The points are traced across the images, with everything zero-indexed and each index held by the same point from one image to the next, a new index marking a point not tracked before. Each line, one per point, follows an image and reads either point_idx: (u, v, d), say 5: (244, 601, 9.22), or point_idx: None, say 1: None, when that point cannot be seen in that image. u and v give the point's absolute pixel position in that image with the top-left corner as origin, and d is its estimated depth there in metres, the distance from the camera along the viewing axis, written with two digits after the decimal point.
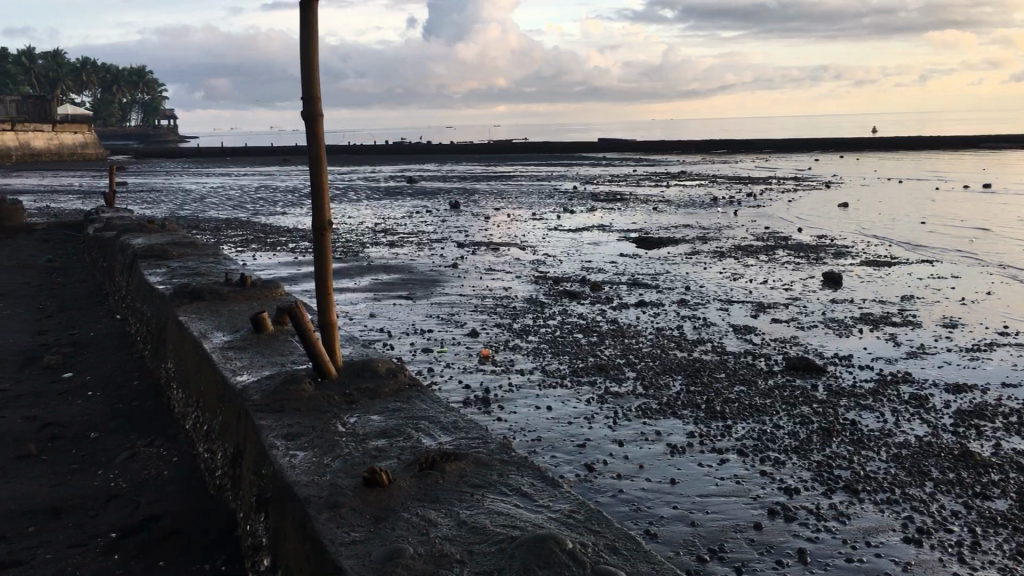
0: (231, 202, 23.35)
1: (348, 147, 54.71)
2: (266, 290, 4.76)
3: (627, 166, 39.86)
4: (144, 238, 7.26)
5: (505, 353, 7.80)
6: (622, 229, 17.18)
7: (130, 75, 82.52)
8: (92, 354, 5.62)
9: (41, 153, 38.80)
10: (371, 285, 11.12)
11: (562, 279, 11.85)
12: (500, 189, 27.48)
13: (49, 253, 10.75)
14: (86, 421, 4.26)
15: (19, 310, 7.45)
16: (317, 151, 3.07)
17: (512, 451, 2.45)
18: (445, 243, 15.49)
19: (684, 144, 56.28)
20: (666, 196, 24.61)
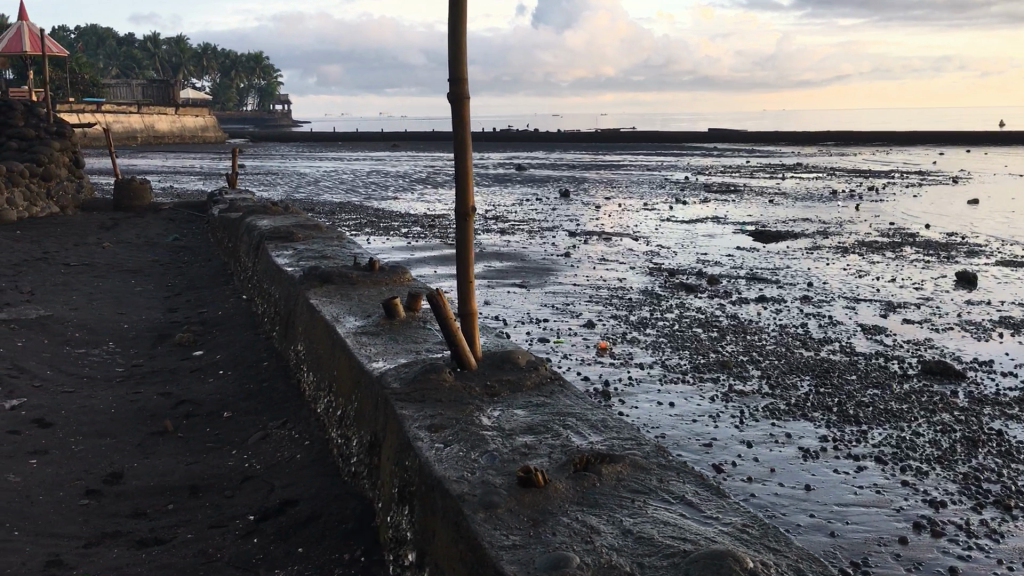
0: (344, 186, 23.77)
1: (457, 134, 55.13)
2: (395, 275, 4.71)
3: (739, 157, 38.98)
4: (269, 220, 7.36)
5: (623, 345, 7.62)
6: (737, 221, 16.75)
7: (249, 60, 85.02)
8: (221, 333, 5.71)
9: (165, 135, 40.30)
10: (484, 272, 11.08)
11: (677, 271, 11.58)
12: (609, 178, 27.23)
13: (175, 232, 11.07)
14: (219, 400, 4.31)
15: (149, 286, 7.66)
16: (463, 134, 2.93)
17: (670, 455, 2.30)
18: (555, 231, 15.37)
19: (799, 136, 54.73)
20: (780, 188, 23.92)
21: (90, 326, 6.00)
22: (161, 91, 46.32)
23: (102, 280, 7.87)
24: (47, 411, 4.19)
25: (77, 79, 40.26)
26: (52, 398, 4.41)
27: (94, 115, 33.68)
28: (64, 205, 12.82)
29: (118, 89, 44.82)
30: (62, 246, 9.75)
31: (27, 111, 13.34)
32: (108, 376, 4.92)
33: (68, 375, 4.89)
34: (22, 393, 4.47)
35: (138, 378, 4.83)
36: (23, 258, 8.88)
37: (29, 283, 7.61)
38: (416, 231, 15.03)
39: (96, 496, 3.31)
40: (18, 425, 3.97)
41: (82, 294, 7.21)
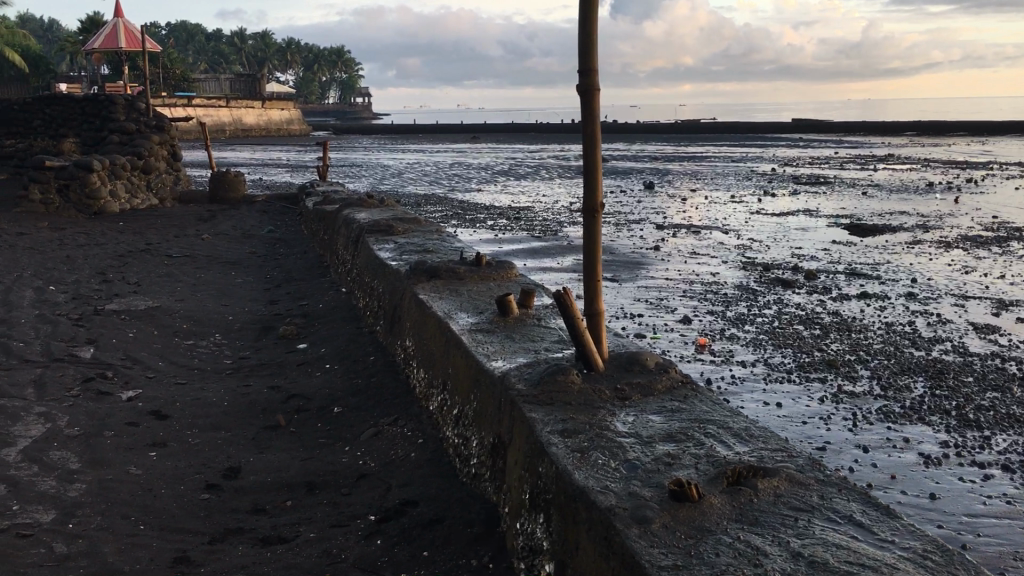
0: (428, 178, 23.87)
1: (536, 126, 55.03)
2: (502, 270, 4.64)
3: (827, 149, 38.00)
4: (367, 213, 7.38)
5: (722, 341, 7.44)
6: (830, 214, 16.30)
7: (331, 54, 86.22)
8: (323, 326, 5.73)
9: (252, 127, 41.10)
10: (574, 266, 10.97)
11: (772, 265, 11.29)
12: (693, 170, 26.82)
13: (269, 224, 11.22)
14: (328, 394, 4.30)
15: (249, 278, 7.76)
16: (592, 127, 2.82)
17: (826, 470, 2.18)
18: (643, 224, 15.16)
19: (888, 126, 53.21)
20: (873, 180, 23.21)
21: (196, 317, 6.08)
22: (248, 84, 47.24)
23: (203, 272, 8.00)
24: (162, 403, 4.24)
25: (168, 74, 41.31)
26: (166, 390, 4.47)
27: (185, 109, 34.52)
28: (163, 197, 13.12)
29: (207, 82, 45.83)
30: (162, 237, 9.96)
31: (127, 105, 13.69)
32: (218, 368, 4.96)
33: (179, 367, 4.95)
34: (137, 384, 4.54)
35: (248, 371, 4.86)
36: (127, 248, 9.09)
37: (135, 274, 7.77)
38: (503, 223, 15.00)
39: (217, 491, 3.32)
40: (137, 417, 4.01)
41: (185, 285, 7.33)
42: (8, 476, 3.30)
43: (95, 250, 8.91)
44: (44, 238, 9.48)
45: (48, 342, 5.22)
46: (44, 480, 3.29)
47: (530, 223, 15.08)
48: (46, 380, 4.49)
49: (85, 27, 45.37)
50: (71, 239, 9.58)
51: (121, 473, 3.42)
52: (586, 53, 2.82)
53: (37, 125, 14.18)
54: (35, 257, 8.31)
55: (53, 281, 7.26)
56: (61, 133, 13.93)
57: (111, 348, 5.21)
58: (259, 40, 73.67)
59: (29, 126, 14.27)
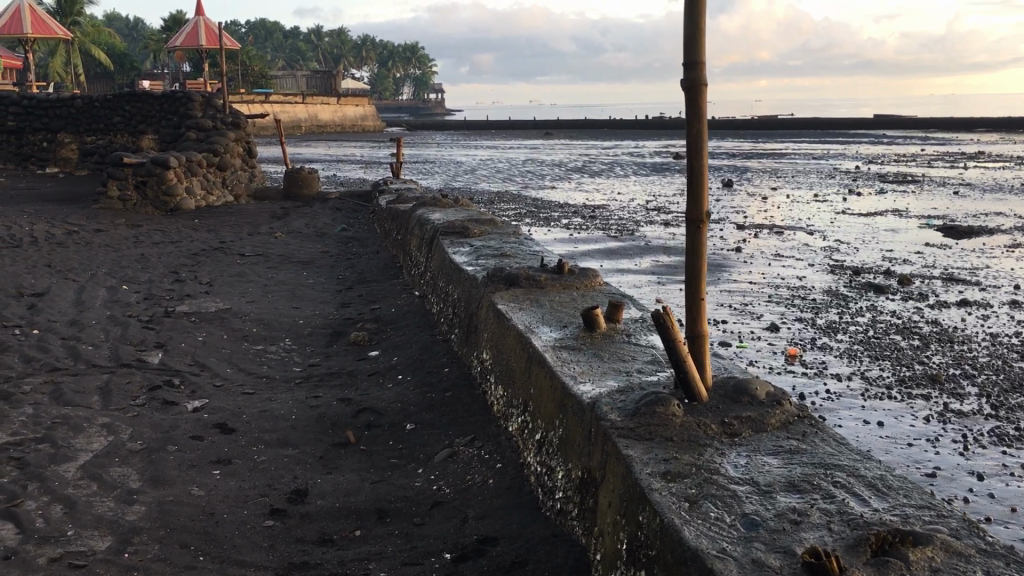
0: (501, 175, 23.65)
1: (610, 122, 54.51)
2: (586, 278, 4.34)
3: (912, 146, 36.76)
4: (442, 213, 7.15)
5: (813, 352, 7.03)
6: (921, 215, 15.61)
7: (405, 50, 86.86)
8: (396, 333, 5.50)
9: (327, 123, 41.52)
10: (652, 267, 10.61)
11: (862, 269, 10.75)
12: (773, 168, 26.11)
13: (342, 223, 11.12)
14: (401, 409, 4.05)
15: (321, 279, 7.60)
16: (700, 124, 2.50)
17: (989, 537, 1.83)
18: (723, 224, 14.69)
19: (977, 121, 51.29)
20: (964, 179, 22.26)
21: (267, 321, 5.93)
22: (324, 81, 47.79)
23: (276, 272, 7.88)
24: (228, 415, 4.06)
25: (247, 71, 42.02)
26: (233, 401, 4.29)
27: (263, 105, 35.02)
28: (238, 194, 13.13)
29: (283, 79, 46.50)
30: (237, 235, 9.92)
31: (205, 101, 13.76)
32: (286, 376, 4.77)
33: (248, 375, 4.78)
34: (204, 394, 4.37)
35: (317, 380, 4.66)
36: (202, 246, 9.06)
37: (207, 273, 7.70)
38: (578, 222, 14.71)
39: (282, 517, 3.10)
40: (202, 431, 3.84)
41: (257, 286, 7.21)
42: (65, 496, 3.13)
43: (170, 247, 8.89)
44: (121, 235, 9.52)
45: (117, 347, 5.12)
46: (102, 501, 3.12)
47: (605, 222, 14.75)
48: (112, 388, 4.36)
49: (167, 25, 46.45)
50: (147, 236, 9.59)
51: (182, 494, 3.23)
52: (695, 42, 2.51)
53: (118, 122, 14.36)
54: (111, 255, 8.31)
55: (127, 280, 7.21)
56: (140, 130, 14.09)
57: (179, 354, 5.07)
58: (335, 37, 74.60)
59: (109, 123, 14.46)
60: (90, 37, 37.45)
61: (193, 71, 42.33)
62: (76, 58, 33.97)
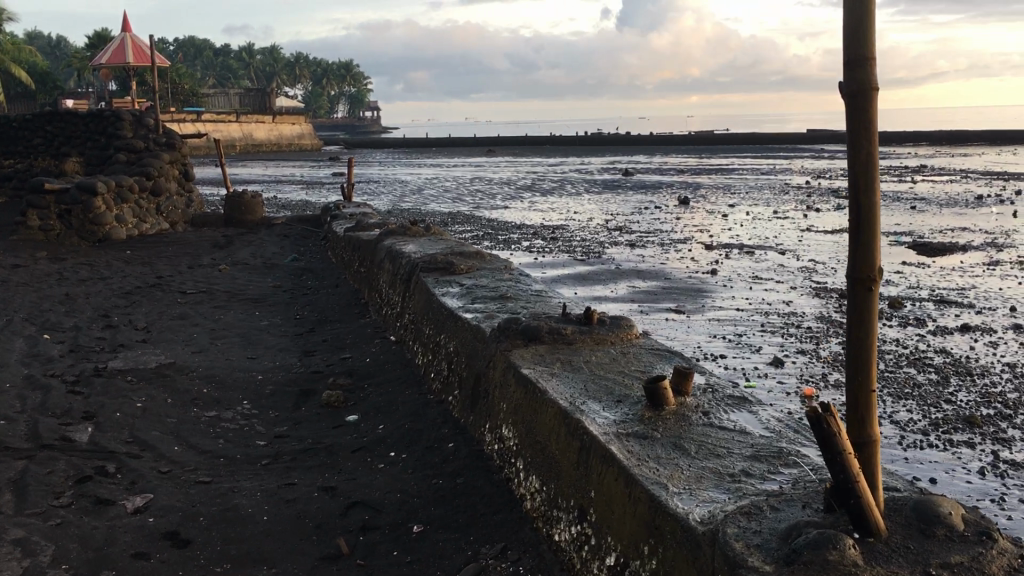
0: (449, 194, 22.91)
1: (551, 138, 54.21)
2: (619, 330, 3.58)
3: (856, 159, 37.06)
4: (415, 243, 6.36)
5: (829, 391, 6.37)
6: (887, 231, 15.26)
7: (340, 70, 85.94)
8: (375, 391, 4.68)
9: (262, 143, 40.30)
10: (629, 295, 9.93)
11: (848, 291, 10.22)
12: (725, 184, 25.79)
13: (293, 251, 10.24)
14: (402, 503, 3.24)
15: (276, 320, 6.73)
16: (872, 147, 1.75)
17: None
18: (690, 244, 14.14)
19: (910, 135, 52.18)
20: (917, 193, 22.19)
21: (218, 378, 5.05)
22: (258, 99, 46.47)
23: (224, 312, 6.98)
24: (182, 519, 3.20)
25: (178, 89, 40.61)
26: (186, 494, 3.43)
27: (196, 123, 33.72)
28: (174, 221, 12.13)
29: (216, 98, 45.22)
30: (176, 269, 8.98)
31: (135, 121, 12.70)
32: (249, 455, 3.91)
33: (201, 455, 3.92)
34: (147, 486, 3.50)
35: (289, 459, 3.82)
36: (136, 283, 8.10)
37: (144, 317, 6.77)
38: (538, 244, 14.02)
39: None
40: (149, 545, 2.98)
41: (203, 332, 6.31)
42: None
43: (99, 285, 7.91)
44: (44, 271, 8.49)
45: (36, 420, 4.21)
46: None
47: (568, 244, 14.09)
48: (30, 482, 3.46)
49: (93, 43, 44.93)
50: (73, 272, 8.59)
51: None
52: (862, 32, 1.74)
53: (38, 144, 13.21)
54: (31, 296, 7.30)
55: (50, 328, 6.25)
56: (64, 152, 12.95)
57: (114, 428, 4.17)
58: (268, 54, 73.09)
59: (29, 146, 13.30)
60: (11, 54, 35.74)
61: (121, 90, 40.82)
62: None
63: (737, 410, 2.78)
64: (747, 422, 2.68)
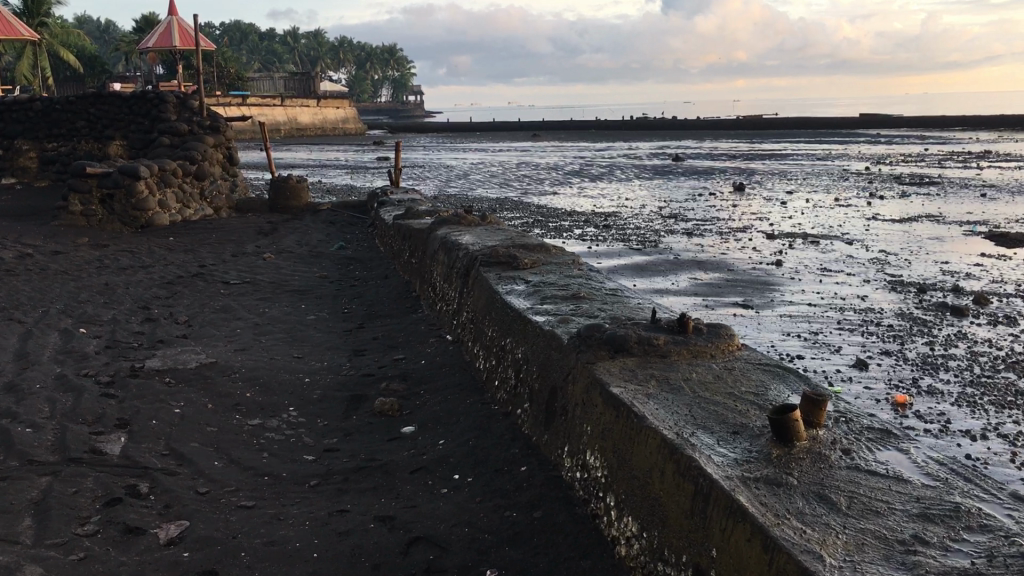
0: (497, 180, 22.53)
1: (597, 123, 53.48)
2: (719, 340, 3.09)
3: (915, 144, 35.98)
4: (473, 234, 5.92)
5: (923, 398, 5.82)
6: (958, 220, 14.56)
7: (385, 53, 85.86)
8: (433, 399, 4.27)
9: (307, 126, 40.16)
10: (692, 287, 9.41)
11: (926, 286, 9.61)
12: (779, 170, 25.04)
13: (340, 239, 9.88)
14: (472, 540, 2.80)
15: (324, 314, 6.35)
16: None
17: None
18: (750, 234, 13.56)
19: (968, 120, 50.66)
20: (984, 180, 21.32)
21: (263, 380, 4.66)
22: (303, 84, 46.35)
23: (269, 305, 6.62)
24: (220, 554, 2.79)
25: (224, 73, 40.56)
26: (226, 523, 3.02)
27: (241, 107, 33.61)
28: (218, 207, 11.80)
29: (262, 82, 45.18)
30: (220, 257, 8.65)
31: (179, 103, 12.40)
32: (297, 474, 3.50)
33: (243, 473, 3.51)
34: (183, 512, 3.10)
35: (341, 480, 3.40)
36: (179, 273, 7.75)
37: (186, 309, 6.43)
38: (591, 232, 13.55)
39: None
40: None
41: (247, 326, 5.93)
42: None
43: (141, 274, 7.59)
44: (84, 259, 8.19)
45: (65, 427, 3.84)
46: None
47: (622, 232, 13.58)
48: (52, 505, 3.07)
49: (141, 28, 45.08)
50: (114, 259, 8.29)
51: None
52: None
53: (83, 127, 12.97)
54: (70, 285, 6.98)
55: (87, 321, 5.92)
56: (108, 135, 12.68)
57: (149, 439, 3.79)
58: (313, 40, 73.13)
59: (74, 129, 13.07)
60: (60, 39, 35.86)
61: (168, 74, 40.87)
62: (45, 62, 32.43)
63: (883, 449, 2.28)
64: (900, 465, 2.19)
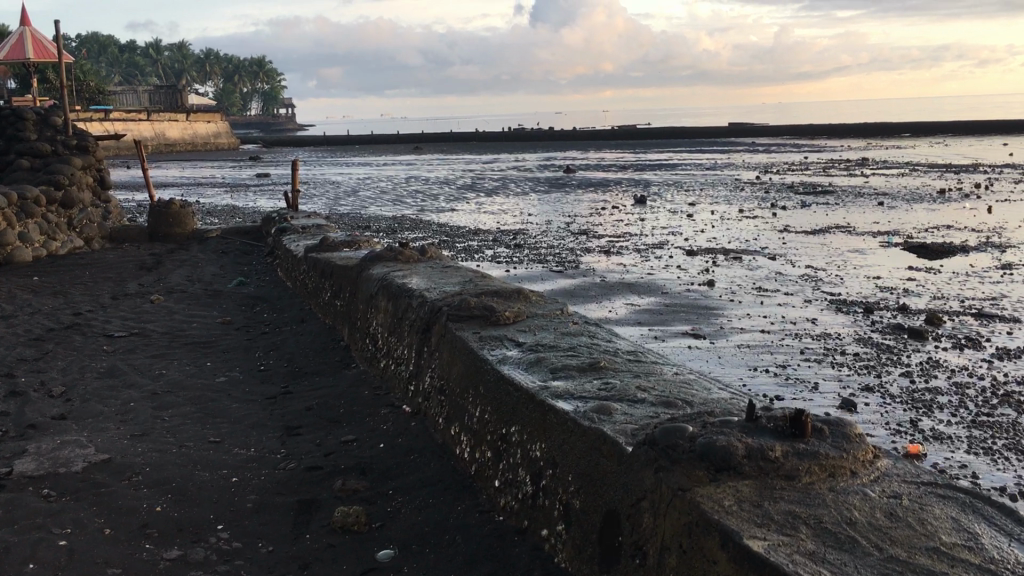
0: (389, 196, 21.42)
1: (478, 135, 52.73)
2: (851, 445, 2.25)
3: (794, 153, 36.66)
4: (420, 275, 4.94)
5: (936, 447, 5.19)
6: (870, 230, 14.40)
7: (254, 65, 82.96)
8: (410, 505, 3.31)
9: (175, 142, 37.92)
10: (633, 314, 8.65)
11: (871, 304, 9.14)
12: (674, 180, 24.83)
13: (237, 274, 8.70)
14: None
15: (237, 376, 5.27)
16: None
17: None
18: (668, 250, 12.95)
19: (836, 127, 52.33)
20: (875, 187, 21.58)
21: (177, 483, 3.58)
22: (169, 97, 43.94)
23: (166, 365, 5.47)
24: None
25: (82, 86, 37.91)
26: None
27: (104, 123, 31.31)
28: (89, 237, 10.41)
29: (124, 96, 42.64)
30: (97, 301, 7.38)
31: (39, 120, 10.85)
32: None
33: None
34: None
35: None
36: (47, 325, 6.46)
37: (62, 374, 5.22)
38: (504, 252, 12.70)
39: None
40: None
41: (143, 398, 4.78)
42: None
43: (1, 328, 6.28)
44: None
45: None
46: None
47: (537, 252, 12.76)
48: None
49: None
50: None
51: None
52: None
53: None
54: None
55: None
56: None
57: None
58: (177, 53, 69.83)
59: None
60: None
61: (19, 88, 37.86)
62: None
63: None
64: None
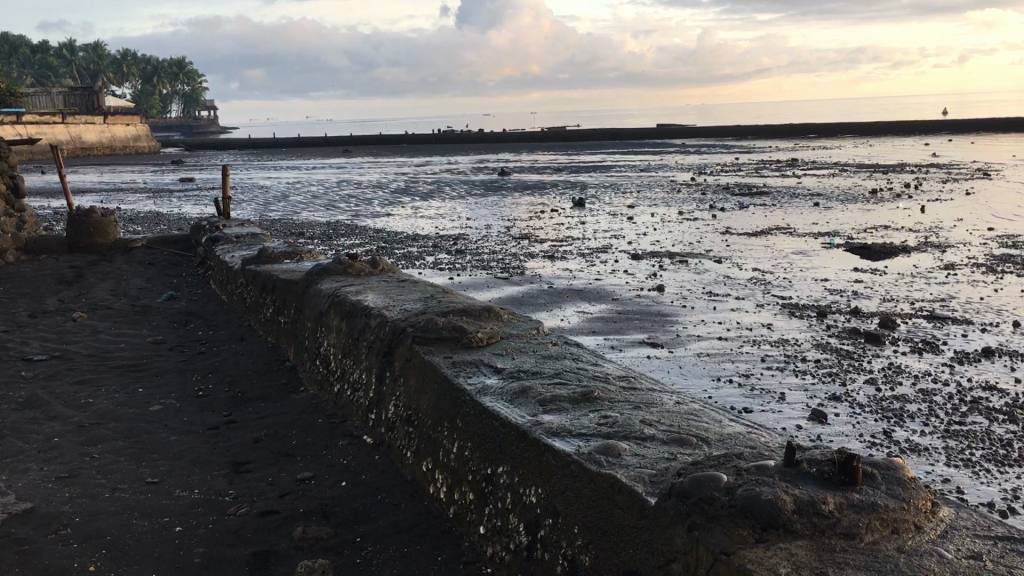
0: (321, 200, 20.82)
1: (408, 137, 52.07)
2: (910, 494, 1.98)
3: (725, 154, 36.97)
4: (375, 291, 4.57)
5: (914, 459, 5.01)
6: (811, 231, 14.41)
7: (176, 66, 80.80)
8: (382, 553, 2.95)
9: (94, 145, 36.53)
10: (585, 322, 8.37)
11: (823, 308, 9.04)
12: (610, 182, 24.69)
13: (167, 287, 8.17)
14: None
15: (173, 403, 4.82)
16: None
17: None
18: (613, 254, 12.73)
19: (763, 128, 53.06)
20: (808, 187, 21.75)
21: (113, 536, 3.15)
22: (85, 98, 42.35)
23: (93, 392, 5.00)
24: None
25: None
26: None
27: (16, 125, 29.91)
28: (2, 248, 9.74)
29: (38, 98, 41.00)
30: (13, 320, 6.80)
31: None
32: None
33: None
34: None
35: None
36: None
37: None
38: (446, 258, 12.32)
39: None
40: None
41: (69, 432, 4.32)
42: None
43: None
44: None
45: None
46: None
47: (479, 257, 12.43)
48: None
49: None
50: None
51: None
52: None
53: None
54: None
55: None
56: None
57: None
58: (95, 54, 67.59)
59: None
60: None
61: None
62: None
63: None
64: None
